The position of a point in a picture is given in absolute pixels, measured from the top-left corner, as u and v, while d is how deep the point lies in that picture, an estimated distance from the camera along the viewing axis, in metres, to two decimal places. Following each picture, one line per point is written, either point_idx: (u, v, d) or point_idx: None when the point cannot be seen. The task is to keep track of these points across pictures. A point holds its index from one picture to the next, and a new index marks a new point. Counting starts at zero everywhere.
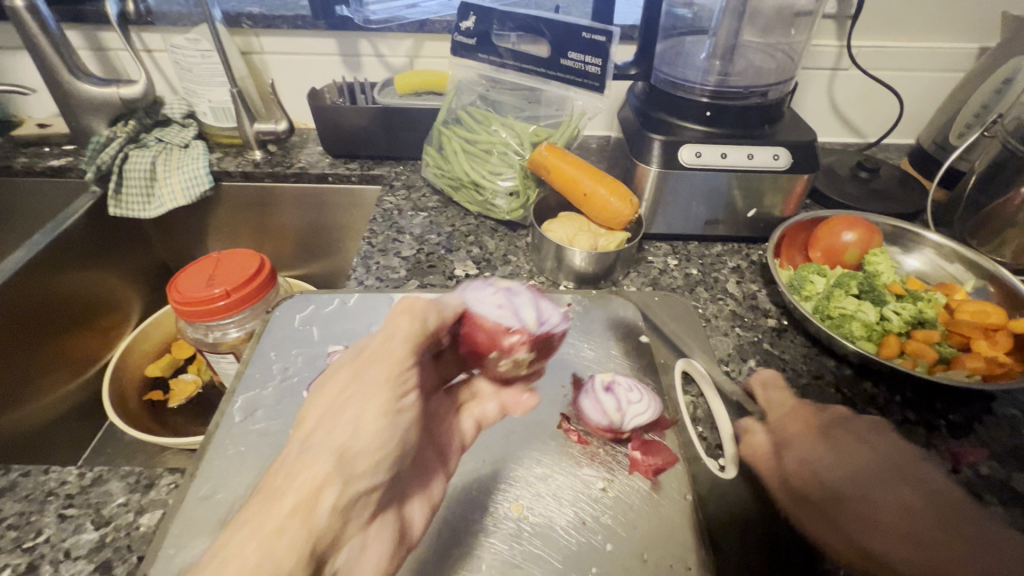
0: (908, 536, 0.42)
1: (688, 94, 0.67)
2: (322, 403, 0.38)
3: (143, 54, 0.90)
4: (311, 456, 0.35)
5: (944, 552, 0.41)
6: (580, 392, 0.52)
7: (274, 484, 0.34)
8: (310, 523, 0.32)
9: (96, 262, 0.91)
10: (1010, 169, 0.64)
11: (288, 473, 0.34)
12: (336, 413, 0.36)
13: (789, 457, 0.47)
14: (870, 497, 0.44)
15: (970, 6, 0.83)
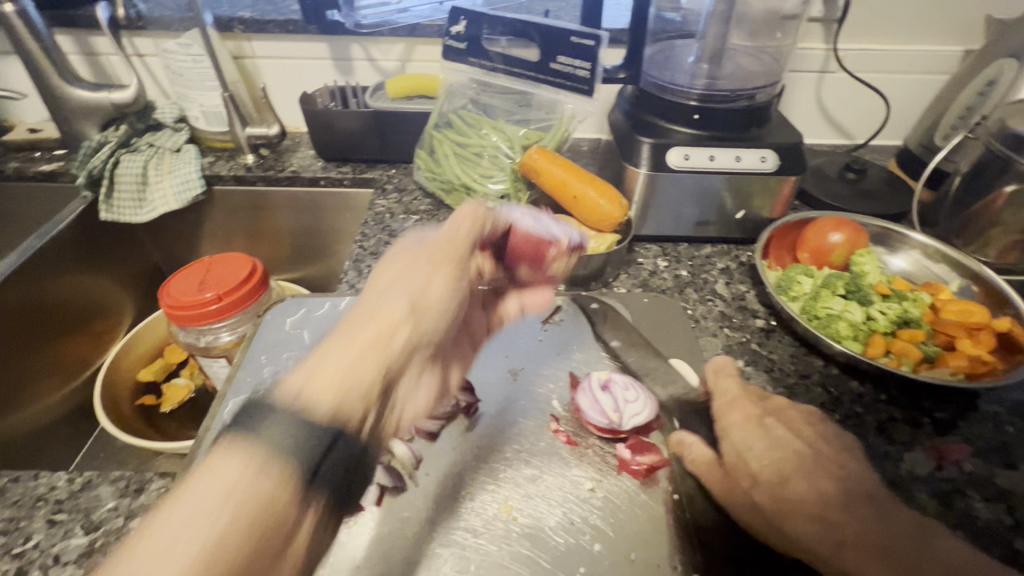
0: (837, 522, 0.40)
1: (677, 98, 0.68)
2: (390, 266, 0.41)
3: (135, 58, 0.91)
4: (387, 302, 0.38)
5: (878, 531, 0.39)
6: (575, 391, 0.53)
7: (352, 321, 0.36)
8: (386, 354, 0.35)
9: (88, 266, 0.90)
10: (993, 170, 0.65)
11: (368, 310, 0.37)
12: (407, 271, 0.40)
13: (727, 447, 0.46)
14: (801, 484, 0.42)
15: (953, 9, 0.85)
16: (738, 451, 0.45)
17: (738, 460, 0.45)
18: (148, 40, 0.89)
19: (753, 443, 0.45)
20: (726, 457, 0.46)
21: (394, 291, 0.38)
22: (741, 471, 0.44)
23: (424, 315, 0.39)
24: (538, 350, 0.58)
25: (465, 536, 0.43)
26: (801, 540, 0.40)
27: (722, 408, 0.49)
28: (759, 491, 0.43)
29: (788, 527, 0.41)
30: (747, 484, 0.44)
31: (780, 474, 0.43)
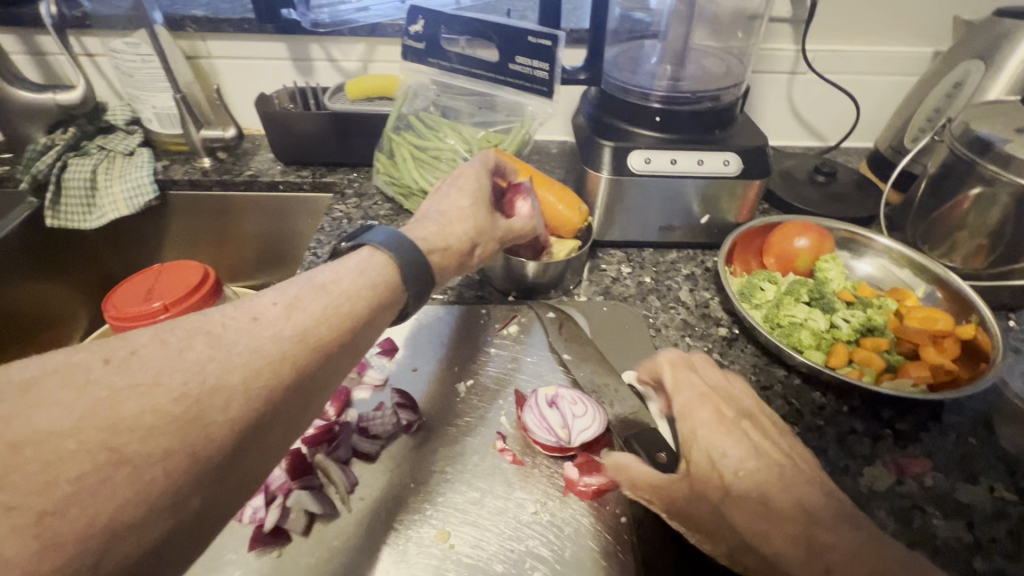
0: (819, 542, 0.35)
1: (639, 100, 0.66)
2: (470, 190, 0.52)
3: (84, 58, 0.87)
4: (460, 202, 0.50)
5: (870, 556, 0.34)
6: (522, 409, 0.51)
7: (440, 224, 0.47)
8: (459, 257, 0.48)
9: (35, 274, 0.86)
10: (957, 173, 0.64)
11: (444, 211, 0.49)
12: (475, 185, 0.53)
13: (696, 451, 0.41)
14: (779, 496, 0.37)
15: (921, 11, 0.84)
16: (709, 459, 0.40)
17: (709, 469, 0.39)
18: (96, 39, 0.85)
19: (725, 449, 0.40)
20: (696, 466, 0.40)
21: (466, 197, 0.51)
22: (711, 482, 0.39)
23: (485, 223, 0.51)
24: (490, 363, 0.56)
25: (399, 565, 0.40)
26: (777, 560, 0.35)
27: (689, 407, 0.43)
28: (731, 505, 0.38)
29: (764, 548, 0.36)
30: (719, 498, 0.38)
31: (756, 486, 0.38)
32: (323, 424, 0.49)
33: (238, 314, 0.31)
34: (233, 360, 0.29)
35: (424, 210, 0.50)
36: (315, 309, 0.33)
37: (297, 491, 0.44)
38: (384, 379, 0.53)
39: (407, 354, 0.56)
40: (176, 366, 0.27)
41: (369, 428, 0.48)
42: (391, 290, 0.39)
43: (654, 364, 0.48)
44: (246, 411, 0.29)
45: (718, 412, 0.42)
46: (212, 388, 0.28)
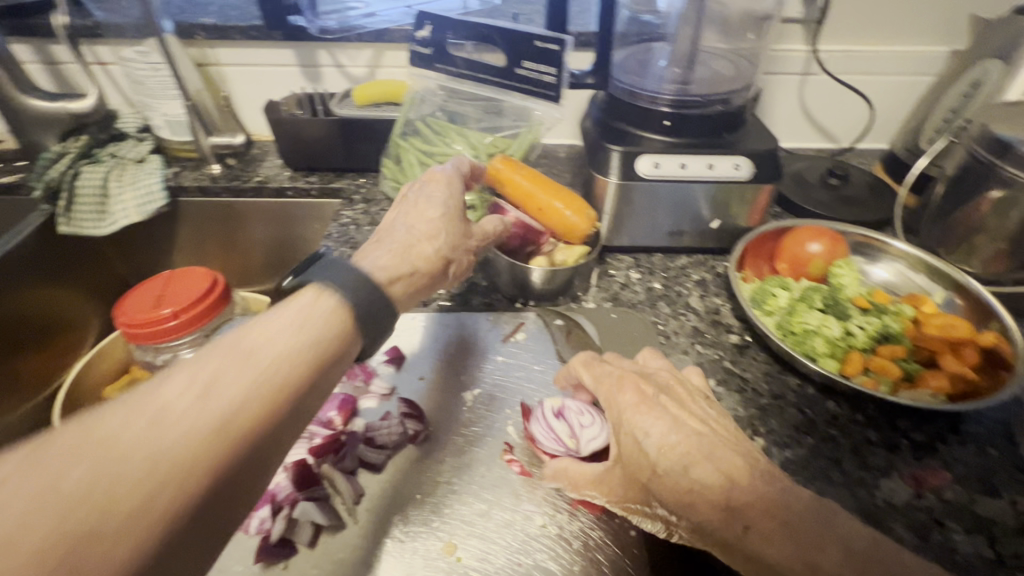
0: (736, 505, 0.35)
1: (648, 104, 0.65)
2: (438, 203, 0.50)
3: (96, 67, 0.88)
4: (428, 216, 0.49)
5: (782, 509, 0.34)
6: (529, 420, 0.50)
7: (405, 244, 0.47)
8: (426, 275, 0.48)
9: (49, 281, 0.87)
10: (975, 175, 0.62)
11: (409, 226, 0.48)
12: (446, 196, 0.52)
13: (623, 434, 0.41)
14: (700, 465, 0.37)
15: (936, 9, 0.82)
16: (634, 441, 0.40)
17: (635, 451, 0.39)
18: (108, 48, 0.86)
19: (646, 427, 0.39)
20: (626, 451, 0.40)
21: (432, 211, 0.50)
22: (639, 463, 0.39)
23: (455, 239, 0.51)
24: (498, 370, 0.55)
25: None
26: (710, 530, 0.36)
27: (615, 390, 0.43)
28: (659, 485, 0.38)
29: (697, 521, 0.37)
30: (648, 479, 0.39)
31: (679, 461, 0.37)
32: (330, 433, 0.49)
33: (135, 417, 0.28)
34: (125, 478, 0.26)
35: (390, 224, 0.49)
36: (229, 399, 0.31)
37: (303, 502, 0.44)
38: (391, 388, 0.53)
39: (413, 362, 0.56)
40: (51, 499, 0.25)
41: (377, 438, 0.48)
42: (324, 354, 0.36)
43: (571, 365, 0.49)
44: (147, 534, 0.27)
45: (641, 393, 0.42)
46: (99, 518, 0.25)
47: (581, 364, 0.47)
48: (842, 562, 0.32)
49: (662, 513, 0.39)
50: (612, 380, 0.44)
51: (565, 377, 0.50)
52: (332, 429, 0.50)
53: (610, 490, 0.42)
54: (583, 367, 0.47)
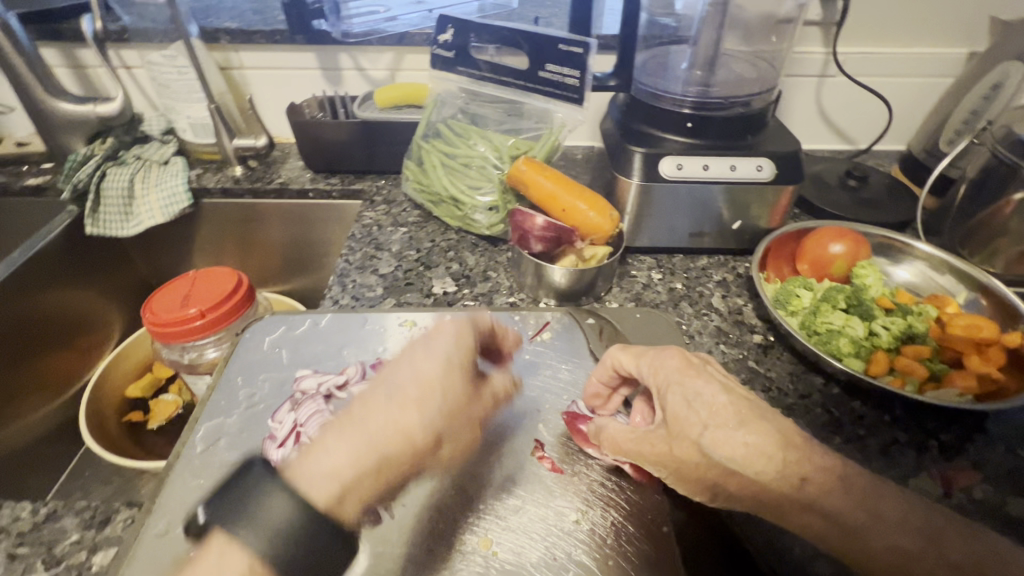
0: (793, 462, 0.37)
1: (670, 106, 0.66)
2: (427, 370, 0.42)
3: (122, 70, 0.90)
4: (422, 388, 0.41)
5: (832, 461, 0.38)
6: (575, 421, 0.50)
7: (376, 433, 0.38)
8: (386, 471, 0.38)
9: (76, 281, 0.89)
10: (998, 177, 0.62)
11: (395, 401, 0.40)
12: (456, 352, 0.44)
13: (673, 397, 0.41)
14: (754, 425, 0.38)
15: (956, 11, 0.82)
16: (687, 401, 0.40)
17: (688, 409, 0.40)
18: (135, 52, 0.88)
19: (698, 388, 0.41)
20: (676, 411, 0.40)
21: (428, 379, 0.42)
22: (690, 422, 0.39)
23: (451, 416, 0.43)
24: (526, 369, 0.56)
25: (444, 566, 0.42)
26: (760, 486, 0.37)
27: (660, 361, 0.44)
28: (712, 444, 0.38)
29: (750, 479, 0.37)
30: (699, 437, 0.39)
31: (734, 419, 0.39)
32: None
33: None
34: None
35: (377, 389, 0.41)
36: None
37: None
38: None
39: None
40: None
41: None
42: None
43: (607, 359, 0.48)
44: None
45: (687, 361, 0.43)
46: None
47: (616, 351, 0.47)
48: (894, 506, 0.37)
49: (703, 475, 0.39)
50: (654, 353, 0.45)
51: (605, 375, 0.49)
52: None
53: (649, 453, 0.41)
54: (621, 355, 0.47)
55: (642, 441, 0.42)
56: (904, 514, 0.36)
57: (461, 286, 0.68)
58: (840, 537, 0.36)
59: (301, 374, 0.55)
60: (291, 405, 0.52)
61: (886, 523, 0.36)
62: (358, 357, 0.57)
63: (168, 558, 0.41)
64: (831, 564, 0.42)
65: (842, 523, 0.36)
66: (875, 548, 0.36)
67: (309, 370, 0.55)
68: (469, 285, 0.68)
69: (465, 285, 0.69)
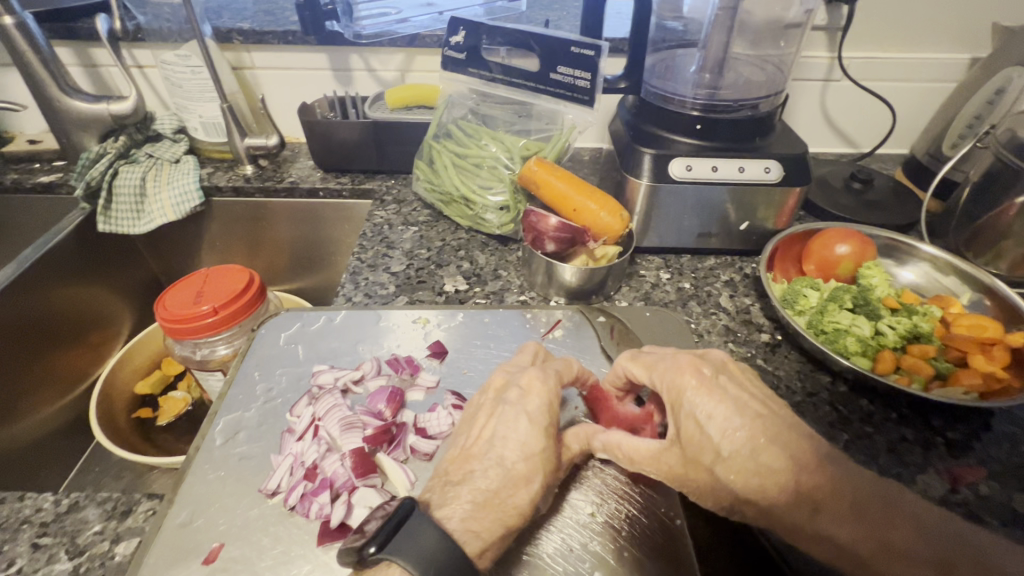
0: (805, 492, 0.38)
1: (678, 108, 0.67)
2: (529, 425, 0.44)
3: (135, 69, 0.91)
4: (523, 447, 0.43)
5: (847, 490, 0.38)
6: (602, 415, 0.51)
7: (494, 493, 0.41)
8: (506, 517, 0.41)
9: (87, 277, 0.89)
10: (1003, 180, 0.63)
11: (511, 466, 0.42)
12: (544, 413, 0.44)
13: (685, 417, 0.43)
14: (768, 451, 0.40)
15: (959, 17, 0.83)
16: (701, 425, 0.41)
17: (701, 435, 0.41)
18: (148, 51, 0.89)
19: (710, 411, 0.42)
20: (689, 433, 0.42)
21: (528, 444, 0.43)
22: (703, 446, 0.41)
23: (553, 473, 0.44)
24: None
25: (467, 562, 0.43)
26: (771, 511, 0.39)
27: (677, 376, 0.44)
28: (724, 470, 0.40)
29: (761, 501, 0.39)
30: (711, 463, 0.41)
31: (747, 445, 0.40)
32: (381, 423, 0.51)
33: None
34: None
35: (482, 449, 0.44)
36: None
37: (362, 489, 0.46)
38: (437, 381, 0.55)
39: (456, 357, 0.57)
40: None
41: (427, 428, 0.51)
42: None
43: (618, 368, 0.49)
44: None
45: (702, 378, 0.44)
46: None
47: (626, 363, 0.49)
48: (911, 538, 0.37)
49: (718, 495, 0.41)
50: (670, 368, 0.45)
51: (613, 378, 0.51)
52: (383, 420, 0.52)
53: (667, 470, 0.43)
54: (633, 368, 0.48)
55: (658, 455, 0.44)
56: (920, 546, 0.37)
57: (472, 285, 0.69)
58: (851, 564, 0.37)
59: (317, 369, 0.55)
60: (309, 399, 0.53)
61: (898, 556, 0.36)
62: (373, 353, 0.58)
63: (191, 547, 0.42)
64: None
65: (855, 551, 0.37)
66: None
67: (325, 365, 0.56)
68: (480, 284, 0.69)
69: (476, 283, 0.70)
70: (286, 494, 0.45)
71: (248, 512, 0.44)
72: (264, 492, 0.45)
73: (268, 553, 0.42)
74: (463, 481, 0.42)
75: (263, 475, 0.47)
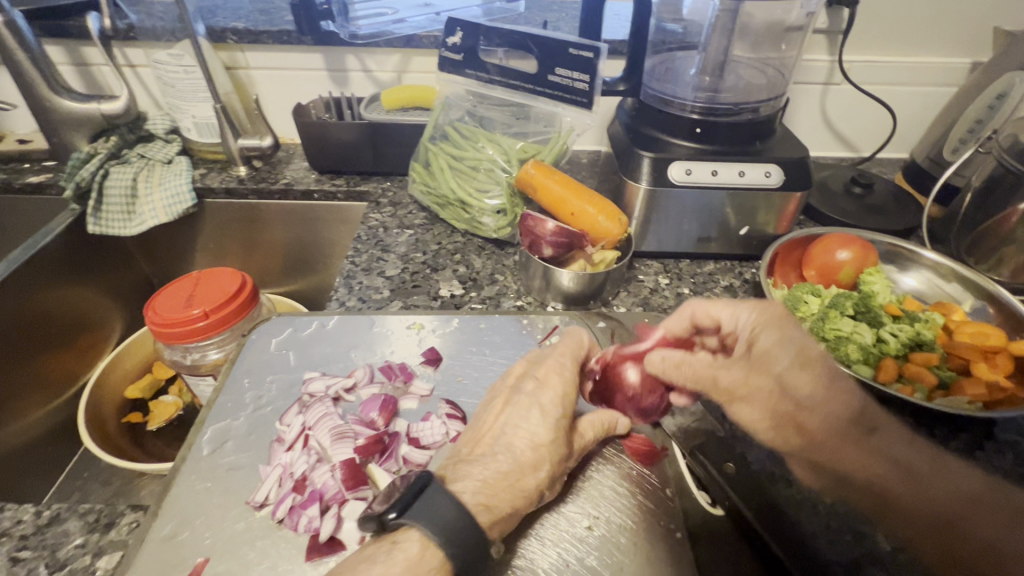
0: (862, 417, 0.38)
1: (677, 111, 0.66)
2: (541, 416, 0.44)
3: (127, 69, 0.89)
4: (533, 436, 0.43)
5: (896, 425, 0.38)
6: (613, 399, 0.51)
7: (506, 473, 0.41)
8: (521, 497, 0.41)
9: (76, 279, 0.88)
10: (1006, 186, 0.62)
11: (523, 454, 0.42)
12: (556, 404, 0.45)
13: (764, 338, 0.43)
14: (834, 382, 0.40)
15: (959, 21, 0.83)
16: (780, 343, 0.41)
17: (776, 351, 0.41)
18: (140, 51, 0.87)
19: (796, 336, 0.42)
20: (765, 349, 0.42)
21: (542, 434, 0.43)
22: (778, 357, 0.41)
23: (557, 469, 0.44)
24: None
25: None
26: (823, 423, 0.39)
27: (762, 307, 0.44)
28: (792, 382, 0.40)
29: (816, 416, 0.39)
30: (781, 371, 0.40)
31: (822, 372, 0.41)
32: (373, 433, 0.50)
33: None
34: None
35: (491, 437, 0.44)
36: None
37: (352, 502, 0.45)
38: (430, 390, 0.54)
39: (451, 364, 0.56)
40: None
41: (420, 438, 0.50)
42: None
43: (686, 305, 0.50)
44: None
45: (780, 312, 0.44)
46: None
47: (699, 303, 0.49)
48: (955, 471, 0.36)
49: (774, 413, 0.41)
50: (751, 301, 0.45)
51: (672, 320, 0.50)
52: (375, 429, 0.51)
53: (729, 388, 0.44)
54: (710, 305, 0.48)
55: (730, 366, 0.44)
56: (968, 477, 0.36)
57: (468, 290, 0.68)
58: (901, 484, 0.35)
59: (308, 377, 0.54)
60: (299, 407, 0.51)
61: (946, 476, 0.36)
62: (366, 360, 0.56)
63: (175, 561, 0.41)
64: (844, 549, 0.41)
65: (897, 472, 0.36)
66: (940, 500, 0.34)
67: (317, 372, 0.55)
68: (477, 289, 0.68)
69: (472, 288, 0.68)
70: (274, 507, 0.44)
71: (234, 525, 0.43)
72: (252, 505, 0.44)
73: (255, 568, 0.41)
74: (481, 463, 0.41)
75: (251, 486, 0.45)
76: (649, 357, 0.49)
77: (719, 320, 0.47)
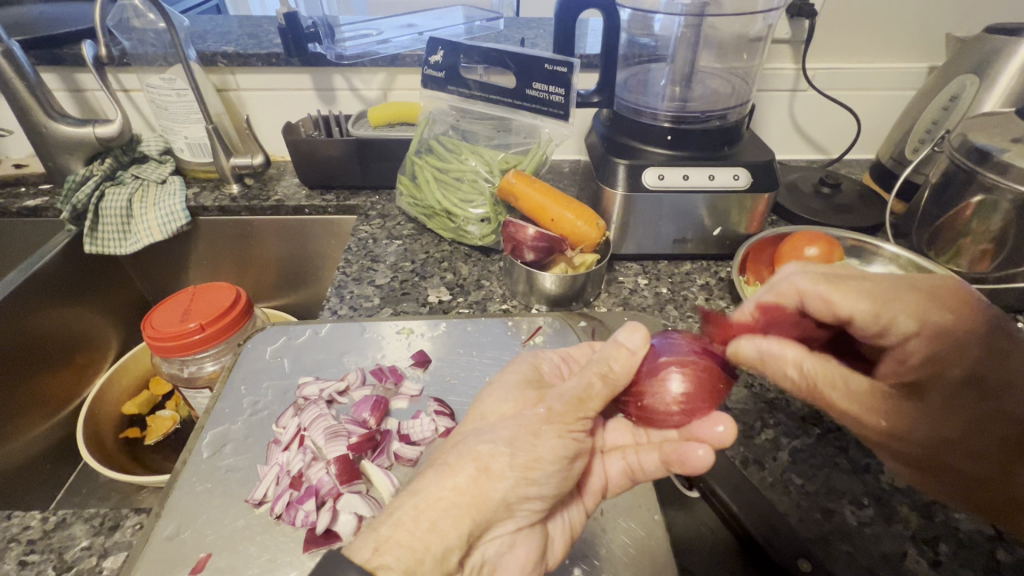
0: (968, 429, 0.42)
1: (649, 120, 0.70)
2: (492, 403, 0.42)
3: (120, 93, 0.93)
4: (482, 417, 0.41)
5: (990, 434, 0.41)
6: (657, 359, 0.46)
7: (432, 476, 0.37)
8: (459, 499, 0.36)
9: (73, 299, 0.89)
10: (958, 182, 0.66)
11: (471, 444, 0.38)
12: (513, 396, 0.42)
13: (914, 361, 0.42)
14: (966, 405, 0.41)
15: (913, 29, 0.88)
16: (957, 346, 0.40)
17: (931, 365, 0.41)
18: (133, 76, 0.91)
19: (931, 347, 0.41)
20: (928, 356, 0.41)
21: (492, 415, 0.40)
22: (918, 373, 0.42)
23: (533, 446, 0.38)
24: None
25: None
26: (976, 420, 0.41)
27: (923, 314, 0.40)
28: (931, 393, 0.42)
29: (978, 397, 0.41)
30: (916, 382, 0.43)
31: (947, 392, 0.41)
32: (364, 432, 0.53)
33: None
34: None
35: (453, 445, 0.40)
36: None
37: (347, 495, 0.48)
38: (420, 390, 0.57)
39: (440, 365, 0.59)
40: None
41: (411, 435, 0.53)
42: None
43: (793, 285, 0.44)
44: None
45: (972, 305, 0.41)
46: None
47: (820, 290, 0.42)
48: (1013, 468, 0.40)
49: (930, 422, 0.43)
50: (903, 300, 0.40)
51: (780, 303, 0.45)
52: (366, 428, 0.54)
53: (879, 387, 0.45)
54: (827, 293, 0.42)
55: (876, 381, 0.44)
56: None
57: (456, 295, 0.71)
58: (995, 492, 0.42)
59: (302, 382, 0.56)
60: (294, 411, 0.54)
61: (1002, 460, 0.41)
62: (358, 363, 0.59)
63: (178, 560, 0.43)
64: (811, 526, 0.47)
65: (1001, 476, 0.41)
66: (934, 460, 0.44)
67: (311, 377, 0.57)
68: (464, 294, 0.71)
69: (459, 293, 0.71)
70: (272, 504, 0.46)
71: (233, 522, 0.45)
72: (250, 502, 0.46)
73: (254, 562, 0.43)
74: (416, 488, 0.36)
75: (248, 489, 0.47)
76: (738, 346, 0.46)
77: (849, 315, 0.41)
